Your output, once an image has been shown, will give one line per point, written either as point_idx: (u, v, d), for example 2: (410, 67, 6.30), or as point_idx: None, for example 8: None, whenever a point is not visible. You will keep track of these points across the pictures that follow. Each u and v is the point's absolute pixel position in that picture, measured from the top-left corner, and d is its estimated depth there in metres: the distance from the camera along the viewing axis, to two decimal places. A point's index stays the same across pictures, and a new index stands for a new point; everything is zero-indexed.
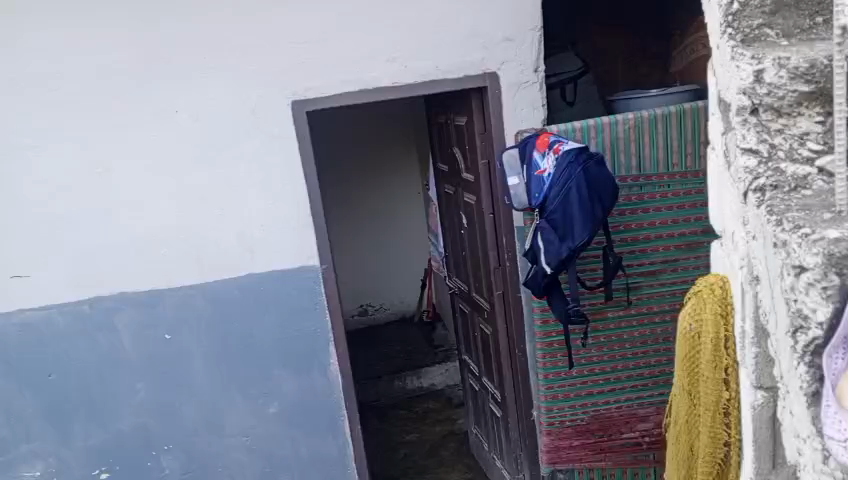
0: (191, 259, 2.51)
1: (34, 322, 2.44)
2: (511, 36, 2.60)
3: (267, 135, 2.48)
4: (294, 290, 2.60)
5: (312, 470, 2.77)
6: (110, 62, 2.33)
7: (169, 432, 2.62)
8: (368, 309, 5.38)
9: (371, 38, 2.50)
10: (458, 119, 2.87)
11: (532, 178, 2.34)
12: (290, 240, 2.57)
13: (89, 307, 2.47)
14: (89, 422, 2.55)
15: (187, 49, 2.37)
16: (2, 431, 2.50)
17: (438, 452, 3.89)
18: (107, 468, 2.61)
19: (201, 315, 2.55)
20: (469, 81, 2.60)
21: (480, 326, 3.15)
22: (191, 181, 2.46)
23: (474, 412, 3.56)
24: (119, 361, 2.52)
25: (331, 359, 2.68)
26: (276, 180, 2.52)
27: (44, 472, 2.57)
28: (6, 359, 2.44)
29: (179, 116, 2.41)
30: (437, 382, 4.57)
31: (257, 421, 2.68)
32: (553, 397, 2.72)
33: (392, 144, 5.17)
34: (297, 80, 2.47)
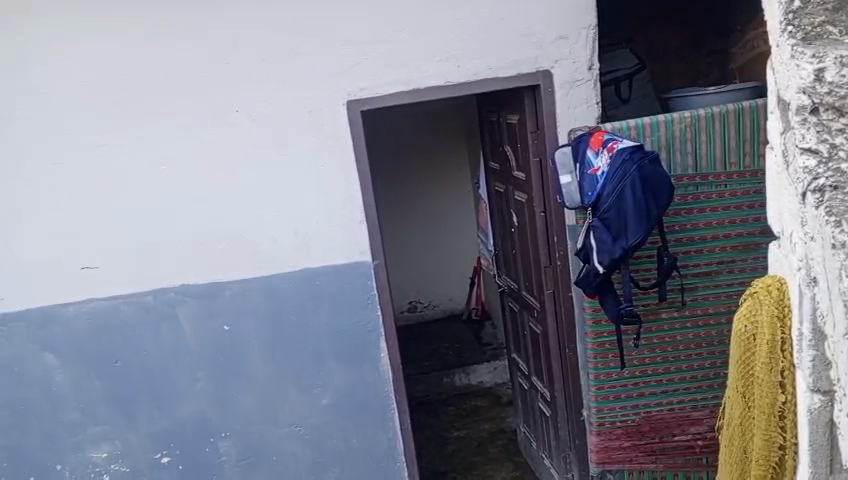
0: (249, 253, 2.59)
1: (102, 311, 2.56)
2: (565, 34, 2.59)
3: (322, 134, 2.54)
4: (347, 285, 2.65)
5: (363, 462, 2.82)
6: (174, 63, 2.43)
7: (226, 420, 2.71)
8: (417, 306, 5.43)
9: (425, 38, 2.53)
10: (510, 116, 2.88)
11: (585, 176, 2.32)
12: (343, 237, 2.63)
13: (153, 298, 2.58)
14: (152, 408, 2.67)
15: (246, 50, 2.45)
16: (72, 413, 2.64)
17: (486, 449, 3.90)
18: (168, 453, 2.72)
19: (258, 307, 2.63)
20: (522, 79, 2.59)
21: (530, 325, 3.15)
22: (249, 178, 2.54)
23: (523, 411, 3.56)
24: (180, 350, 2.63)
25: (382, 353, 2.73)
26: (331, 177, 2.58)
27: (109, 455, 2.69)
28: (77, 346, 2.58)
29: (238, 116, 2.49)
30: (485, 380, 4.58)
31: (309, 411, 2.75)
32: (604, 397, 2.70)
33: (444, 141, 5.20)
34: (351, 80, 2.52)
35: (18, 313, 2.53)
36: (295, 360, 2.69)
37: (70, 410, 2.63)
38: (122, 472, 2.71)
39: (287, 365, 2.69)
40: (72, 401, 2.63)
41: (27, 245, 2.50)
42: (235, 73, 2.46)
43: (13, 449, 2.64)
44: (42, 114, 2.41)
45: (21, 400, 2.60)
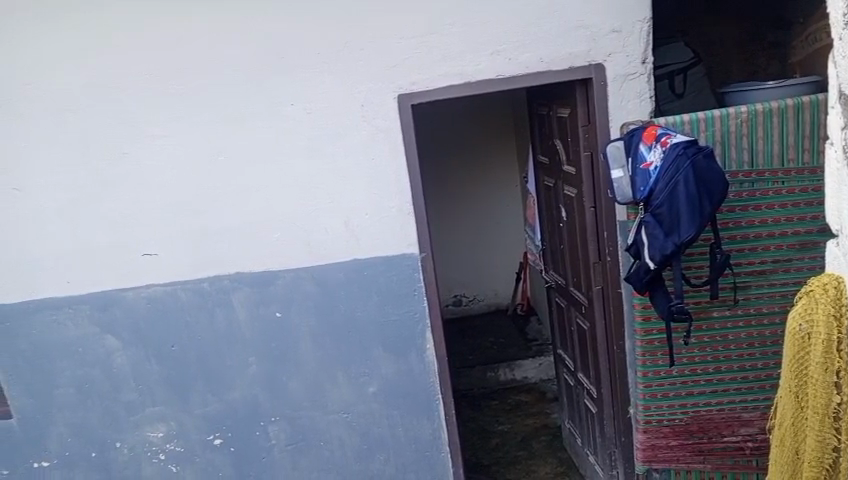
0: (301, 244, 2.66)
1: (161, 296, 2.66)
2: (618, 27, 2.56)
3: (373, 127, 2.58)
4: (395, 276, 2.69)
5: (407, 451, 2.86)
6: (232, 57, 2.50)
7: (276, 404, 2.79)
8: (462, 300, 5.45)
9: (476, 32, 2.53)
10: (561, 110, 2.86)
11: (637, 171, 2.30)
12: (393, 230, 2.67)
13: (209, 285, 2.67)
14: (206, 391, 2.76)
15: (302, 44, 2.50)
16: (131, 394, 2.75)
17: (530, 444, 3.90)
18: (220, 435, 2.81)
19: (309, 296, 2.69)
20: (574, 73, 2.58)
21: (576, 321, 3.14)
22: (302, 170, 2.60)
23: (568, 407, 3.54)
24: (234, 335, 2.71)
25: (428, 344, 2.76)
26: (381, 170, 2.62)
27: (165, 434, 2.80)
28: (137, 330, 2.69)
29: (293, 109, 2.55)
30: (530, 376, 4.57)
31: (357, 399, 2.80)
32: (651, 395, 2.67)
33: (492, 135, 5.19)
34: (403, 74, 2.55)
35: (83, 297, 2.66)
36: (343, 348, 2.74)
37: (130, 391, 2.75)
38: (177, 452, 2.82)
39: (336, 353, 2.75)
40: (131, 383, 2.74)
41: (92, 232, 2.62)
42: (290, 68, 2.52)
43: (76, 425, 2.77)
44: (108, 106, 2.52)
45: (85, 379, 2.73)
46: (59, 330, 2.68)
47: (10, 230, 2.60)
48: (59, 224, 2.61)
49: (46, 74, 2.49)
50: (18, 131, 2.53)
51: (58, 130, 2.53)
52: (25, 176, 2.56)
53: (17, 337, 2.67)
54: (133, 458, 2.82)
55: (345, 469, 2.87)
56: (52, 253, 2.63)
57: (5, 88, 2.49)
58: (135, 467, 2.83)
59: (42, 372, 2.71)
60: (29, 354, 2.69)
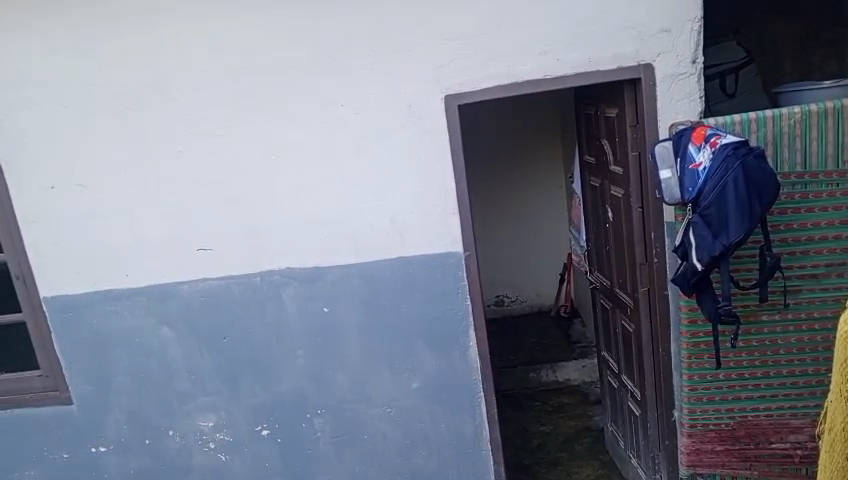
0: (348, 241, 2.71)
1: (214, 290, 2.76)
2: (668, 27, 2.54)
3: (421, 128, 2.62)
4: (439, 274, 2.73)
5: (449, 447, 2.90)
6: (285, 59, 2.57)
7: (322, 397, 2.85)
8: (504, 300, 5.45)
9: (525, 32, 2.55)
10: (608, 110, 2.85)
11: (686, 171, 2.27)
12: (437, 228, 2.70)
13: (260, 279, 2.75)
14: (255, 382, 2.85)
15: (352, 45, 2.56)
16: (184, 383, 2.86)
17: (571, 446, 3.89)
18: (268, 425, 2.89)
19: (355, 292, 2.75)
20: (623, 73, 2.56)
21: (621, 323, 3.11)
22: (349, 170, 2.66)
23: (612, 409, 3.52)
24: (283, 329, 2.79)
25: (471, 342, 2.78)
26: (428, 170, 2.65)
27: (216, 423, 2.90)
28: (190, 321, 2.79)
29: (343, 109, 2.61)
30: (573, 378, 4.55)
31: (400, 394, 2.84)
32: (697, 399, 2.64)
33: (538, 136, 5.18)
34: (451, 74, 2.58)
35: (141, 289, 2.77)
36: (387, 344, 2.79)
37: (182, 380, 2.85)
38: (227, 441, 2.92)
39: (380, 348, 2.80)
40: (184, 373, 2.84)
41: (149, 227, 2.73)
42: (340, 69, 2.58)
43: (132, 412, 2.89)
44: (166, 106, 2.62)
45: (140, 368, 2.85)
46: (117, 320, 2.80)
47: (74, 224, 2.74)
48: (118, 219, 2.73)
49: (109, 75, 2.60)
50: (83, 130, 2.65)
51: (119, 129, 2.65)
52: (88, 173, 2.69)
53: (79, 326, 2.81)
54: (184, 445, 2.93)
55: (387, 463, 2.92)
56: (112, 246, 2.75)
57: (71, 90, 2.62)
58: (186, 454, 2.94)
59: (101, 361, 2.84)
60: (89, 343, 2.82)
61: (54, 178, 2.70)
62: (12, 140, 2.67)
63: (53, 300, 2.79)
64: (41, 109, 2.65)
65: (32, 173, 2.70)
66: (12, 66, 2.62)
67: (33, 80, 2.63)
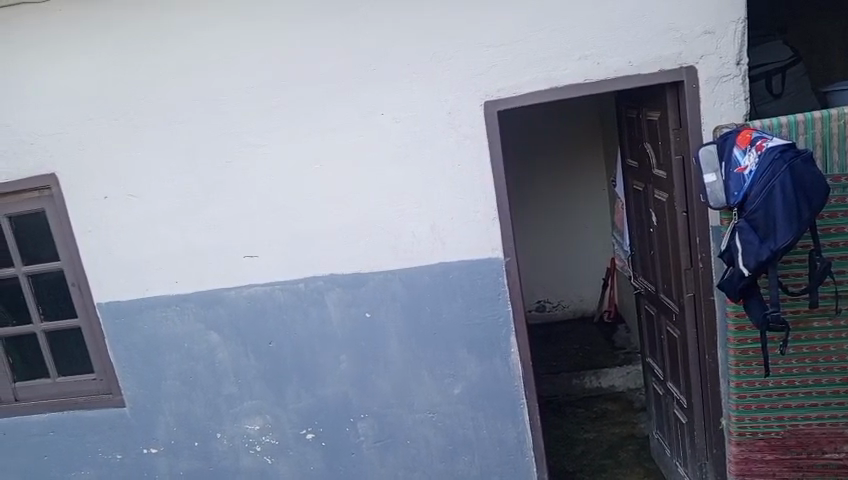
0: (389, 247, 2.75)
1: (259, 296, 2.82)
2: (711, 29, 2.51)
3: (461, 134, 2.64)
4: (479, 280, 2.73)
5: (492, 453, 2.89)
6: (327, 69, 2.62)
7: (365, 401, 2.89)
8: (546, 305, 5.42)
9: (564, 37, 2.54)
10: (651, 114, 2.82)
11: (731, 176, 2.24)
12: (477, 233, 2.71)
13: (304, 285, 2.80)
14: (300, 386, 2.90)
15: (393, 55, 2.59)
16: (231, 387, 2.93)
17: (616, 453, 3.85)
18: (312, 429, 2.94)
19: (397, 298, 2.78)
20: (665, 76, 2.54)
21: (667, 329, 3.06)
22: (391, 177, 2.69)
23: (657, 416, 3.46)
24: (326, 334, 2.83)
25: (513, 348, 2.78)
26: (468, 176, 2.67)
27: (261, 427, 2.96)
28: (237, 326, 2.86)
29: (384, 118, 2.65)
30: (617, 385, 4.46)
31: (442, 399, 2.86)
32: (745, 406, 2.60)
33: (580, 138, 5.13)
34: (491, 81, 2.59)
35: (190, 295, 2.86)
36: (429, 350, 2.81)
37: (229, 384, 2.92)
38: (273, 444, 2.97)
39: (422, 354, 2.82)
40: (231, 377, 2.91)
41: (197, 235, 2.81)
42: (382, 78, 2.62)
43: (181, 415, 2.98)
44: (214, 118, 2.70)
45: (190, 373, 2.93)
46: (167, 325, 2.89)
47: (126, 233, 2.83)
48: (168, 228, 2.82)
49: (159, 89, 2.70)
50: (134, 142, 2.75)
51: (168, 141, 2.74)
52: (139, 183, 2.79)
53: (131, 331, 2.91)
54: (232, 448, 2.99)
55: (430, 468, 2.93)
56: (162, 254, 2.84)
57: (123, 103, 2.73)
58: (234, 456, 3.01)
59: (152, 365, 2.93)
60: (141, 347, 2.91)
61: (107, 189, 2.80)
62: (69, 153, 2.79)
63: (107, 306, 2.90)
64: (96, 123, 2.75)
65: (86, 184, 2.81)
66: (68, 82, 2.73)
67: (87, 95, 2.74)
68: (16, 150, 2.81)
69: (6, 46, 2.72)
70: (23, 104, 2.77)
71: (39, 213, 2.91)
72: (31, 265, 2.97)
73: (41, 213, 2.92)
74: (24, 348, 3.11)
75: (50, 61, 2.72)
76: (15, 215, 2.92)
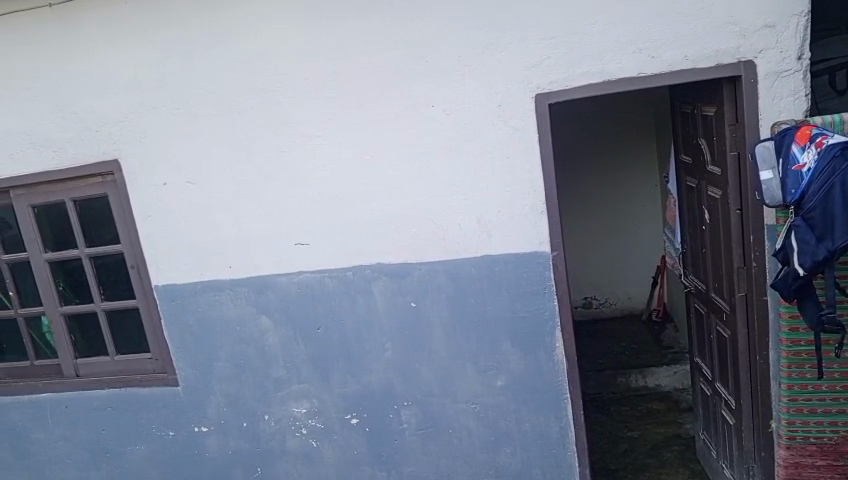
0: (437, 238, 2.77)
1: (308, 283, 2.89)
2: (772, 22, 2.44)
3: (510, 127, 2.64)
4: (526, 274, 2.74)
5: (534, 446, 2.90)
6: (379, 61, 2.66)
7: (408, 389, 2.93)
8: (593, 302, 5.37)
9: (619, 30, 2.51)
10: (707, 109, 2.76)
11: (788, 173, 2.19)
12: (524, 226, 2.71)
13: (352, 273, 2.86)
14: (346, 372, 2.96)
15: (445, 47, 2.61)
16: (280, 370, 3.01)
17: (661, 453, 3.80)
18: (357, 414, 2.99)
19: (443, 288, 2.80)
20: (721, 70, 2.49)
21: (717, 328, 3.01)
22: (440, 169, 2.71)
23: (704, 417, 3.41)
24: (372, 322, 2.88)
25: (558, 343, 2.78)
26: (517, 168, 2.67)
27: (308, 410, 3.03)
28: (287, 311, 2.94)
29: (434, 110, 2.67)
30: (664, 384, 4.43)
31: (486, 391, 2.87)
32: (796, 410, 2.55)
33: (632, 132, 5.06)
34: (542, 73, 2.59)
35: (242, 280, 2.94)
36: (474, 341, 2.83)
37: (279, 368, 3.00)
38: (318, 427, 3.04)
39: (466, 345, 2.84)
40: (280, 361, 2.99)
41: (250, 222, 2.89)
42: (433, 71, 2.64)
43: (232, 396, 3.07)
44: (268, 108, 2.77)
45: (240, 355, 3.02)
46: (220, 309, 2.98)
47: (183, 218, 2.94)
48: (223, 214, 2.90)
49: (216, 79, 2.78)
50: (192, 131, 2.84)
51: (224, 130, 2.82)
52: (196, 171, 2.88)
53: (186, 313, 3.01)
54: (279, 430, 3.08)
55: (472, 458, 2.95)
56: (217, 239, 2.93)
57: (183, 92, 2.82)
58: (281, 438, 3.09)
59: (206, 347, 3.03)
60: (195, 329, 3.02)
61: (167, 176, 2.91)
62: (131, 140, 2.90)
63: (164, 288, 3.01)
64: (157, 112, 2.86)
65: (147, 171, 2.92)
66: (132, 72, 2.84)
67: (149, 84, 2.84)
68: (82, 137, 2.94)
69: (75, 37, 2.84)
70: (89, 93, 2.90)
71: (102, 197, 3.04)
72: (94, 247, 3.10)
73: (104, 197, 3.05)
74: (86, 326, 3.26)
75: (115, 51, 2.83)
76: (80, 198, 3.06)
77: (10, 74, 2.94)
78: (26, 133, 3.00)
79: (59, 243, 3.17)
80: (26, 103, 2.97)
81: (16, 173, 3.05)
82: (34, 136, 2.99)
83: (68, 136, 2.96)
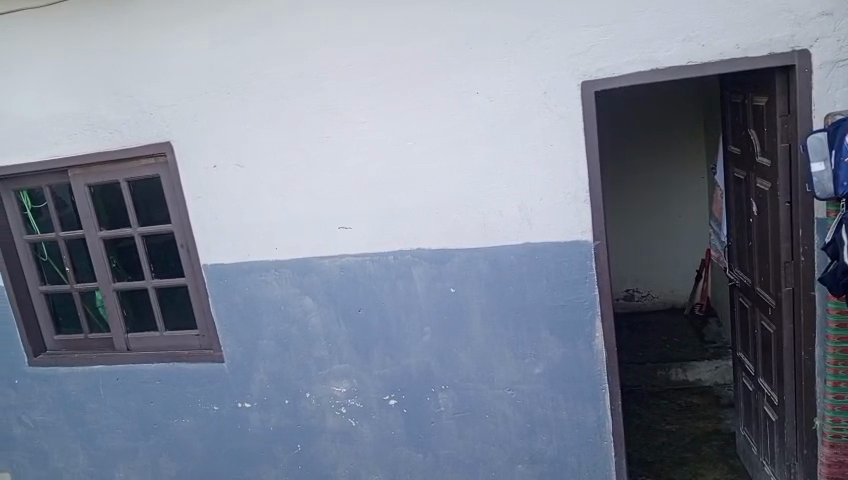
0: (478, 225, 2.79)
1: (351, 266, 2.95)
2: (829, 10, 2.37)
3: (555, 115, 2.64)
4: (566, 262, 2.74)
5: (571, 434, 2.91)
6: (425, 48, 2.68)
7: (446, 374, 2.96)
8: (634, 294, 5.31)
9: (669, 18, 2.48)
10: (758, 99, 2.71)
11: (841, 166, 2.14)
12: (566, 215, 2.71)
13: (394, 257, 2.90)
14: (385, 354, 3.01)
15: (491, 34, 2.61)
16: (322, 350, 3.08)
17: (699, 447, 3.77)
18: (395, 396, 3.05)
19: (482, 275, 2.83)
20: (775, 60, 2.43)
21: (761, 323, 2.96)
22: (482, 156, 2.73)
23: (745, 413, 3.36)
24: (413, 306, 2.92)
25: (597, 332, 2.78)
26: (560, 157, 2.67)
27: (347, 390, 3.10)
28: (330, 293, 3.00)
29: (478, 97, 2.68)
30: (704, 379, 4.37)
31: (523, 378, 2.89)
32: (842, 408, 2.54)
33: (680, 122, 4.97)
34: (589, 61, 2.57)
35: (287, 262, 3.02)
36: (512, 328, 2.85)
37: (320, 348, 3.07)
38: (357, 407, 3.11)
39: (505, 332, 2.86)
40: (322, 341, 3.06)
41: (295, 205, 2.96)
42: (479, 58, 2.64)
43: (274, 374, 3.16)
44: (315, 94, 2.82)
45: (284, 334, 3.10)
46: (266, 289, 3.07)
47: (231, 200, 3.02)
48: (269, 197, 2.98)
49: (266, 64, 2.84)
50: (241, 115, 2.92)
51: (273, 115, 2.88)
52: (244, 154, 2.96)
53: (233, 292, 3.10)
54: (319, 408, 3.15)
55: (507, 444, 2.98)
56: (264, 221, 3.01)
57: (233, 77, 2.89)
58: (321, 416, 3.16)
59: (251, 325, 3.12)
60: (241, 308, 3.11)
61: (216, 159, 2.99)
62: (183, 122, 2.99)
63: (212, 268, 3.10)
64: (207, 96, 2.94)
65: (198, 153, 3.00)
66: (184, 57, 2.92)
67: (201, 69, 2.92)
68: (137, 120, 3.04)
69: (132, 22, 2.94)
70: (144, 77, 2.99)
71: (155, 178, 3.15)
72: (145, 226, 3.21)
73: (156, 179, 3.16)
74: (137, 302, 3.40)
75: (170, 37, 2.92)
76: (133, 179, 3.17)
77: (70, 57, 3.06)
78: (83, 115, 3.11)
79: (113, 222, 3.29)
80: (84, 86, 3.08)
81: (73, 153, 3.17)
82: (92, 118, 3.10)
83: (123, 118, 3.06)
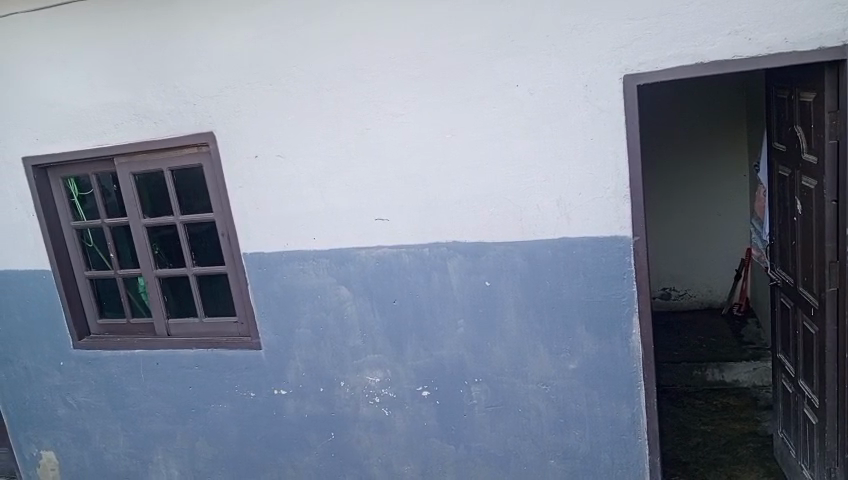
0: (515, 219, 2.79)
1: (387, 258, 2.98)
2: None
3: (595, 108, 2.62)
4: (604, 258, 2.72)
5: (604, 431, 2.90)
6: (466, 41, 2.68)
7: (480, 366, 2.97)
8: (671, 293, 5.24)
9: (715, 11, 2.43)
10: (805, 94, 2.64)
11: None
12: (604, 211, 2.69)
13: (429, 250, 2.92)
14: (419, 346, 3.03)
15: (532, 27, 2.61)
16: (357, 340, 3.11)
17: (735, 449, 3.71)
18: (428, 387, 3.07)
19: (518, 270, 2.82)
20: (824, 54, 2.37)
21: (803, 324, 2.90)
22: (520, 150, 2.72)
23: (784, 415, 3.30)
24: (448, 298, 2.94)
25: (634, 329, 2.76)
26: (600, 151, 2.65)
27: (381, 380, 3.13)
28: (366, 284, 3.03)
29: (518, 90, 2.67)
30: (742, 380, 4.30)
31: (557, 373, 2.89)
32: None
33: (722, 117, 4.88)
34: (631, 55, 2.54)
35: (324, 252, 3.06)
36: (547, 323, 2.84)
37: (355, 338, 3.11)
38: (391, 398, 3.14)
39: (540, 326, 2.85)
40: (357, 331, 3.10)
41: (333, 196, 3.00)
42: (520, 51, 2.64)
43: (311, 363, 3.21)
44: (356, 86, 2.85)
45: (320, 323, 3.14)
46: (303, 278, 3.11)
47: (270, 190, 3.07)
48: (307, 188, 3.02)
49: (308, 56, 2.88)
50: (283, 106, 2.96)
51: (313, 106, 2.92)
52: (285, 144, 3.00)
53: (271, 280, 3.16)
54: (352, 398, 3.19)
55: (540, 439, 2.98)
56: (303, 211, 3.05)
57: (275, 68, 2.93)
58: (354, 405, 3.20)
59: (288, 314, 3.17)
60: (279, 296, 3.16)
61: (257, 149, 3.04)
62: (225, 113, 3.05)
63: (251, 257, 3.16)
64: (250, 87, 2.99)
65: (240, 143, 3.06)
66: (228, 48, 2.98)
67: (245, 61, 2.97)
68: (181, 110, 3.11)
69: (179, 14, 3.01)
70: (189, 67, 3.06)
71: (197, 168, 3.22)
72: (187, 215, 3.28)
73: (199, 168, 3.22)
74: (179, 289, 3.48)
75: (214, 29, 2.97)
76: (177, 168, 3.24)
77: (117, 47, 3.14)
78: (129, 104, 3.19)
79: (156, 209, 3.37)
80: (131, 75, 3.16)
81: (119, 142, 3.25)
82: (137, 107, 3.18)
83: (168, 108, 3.13)
